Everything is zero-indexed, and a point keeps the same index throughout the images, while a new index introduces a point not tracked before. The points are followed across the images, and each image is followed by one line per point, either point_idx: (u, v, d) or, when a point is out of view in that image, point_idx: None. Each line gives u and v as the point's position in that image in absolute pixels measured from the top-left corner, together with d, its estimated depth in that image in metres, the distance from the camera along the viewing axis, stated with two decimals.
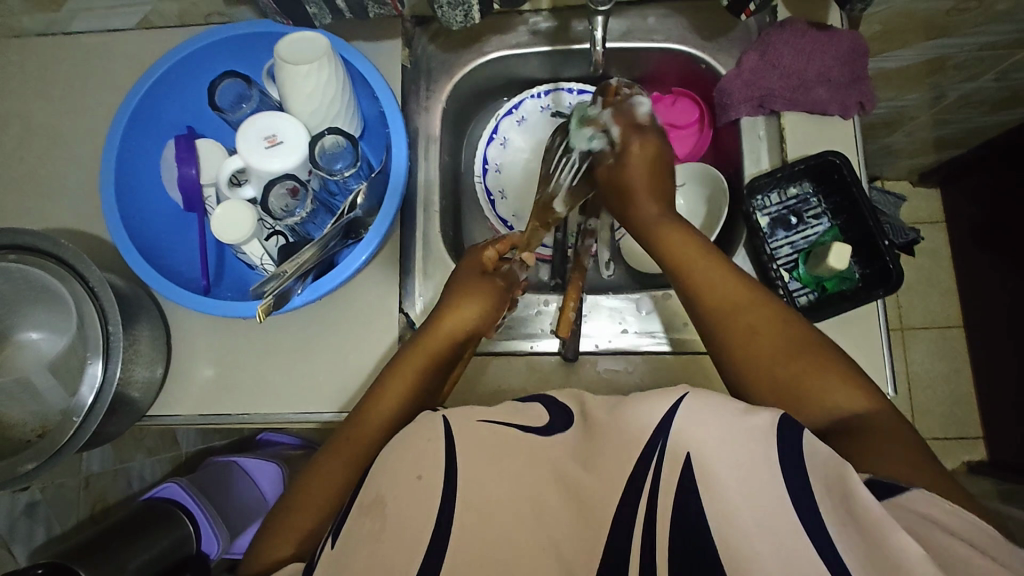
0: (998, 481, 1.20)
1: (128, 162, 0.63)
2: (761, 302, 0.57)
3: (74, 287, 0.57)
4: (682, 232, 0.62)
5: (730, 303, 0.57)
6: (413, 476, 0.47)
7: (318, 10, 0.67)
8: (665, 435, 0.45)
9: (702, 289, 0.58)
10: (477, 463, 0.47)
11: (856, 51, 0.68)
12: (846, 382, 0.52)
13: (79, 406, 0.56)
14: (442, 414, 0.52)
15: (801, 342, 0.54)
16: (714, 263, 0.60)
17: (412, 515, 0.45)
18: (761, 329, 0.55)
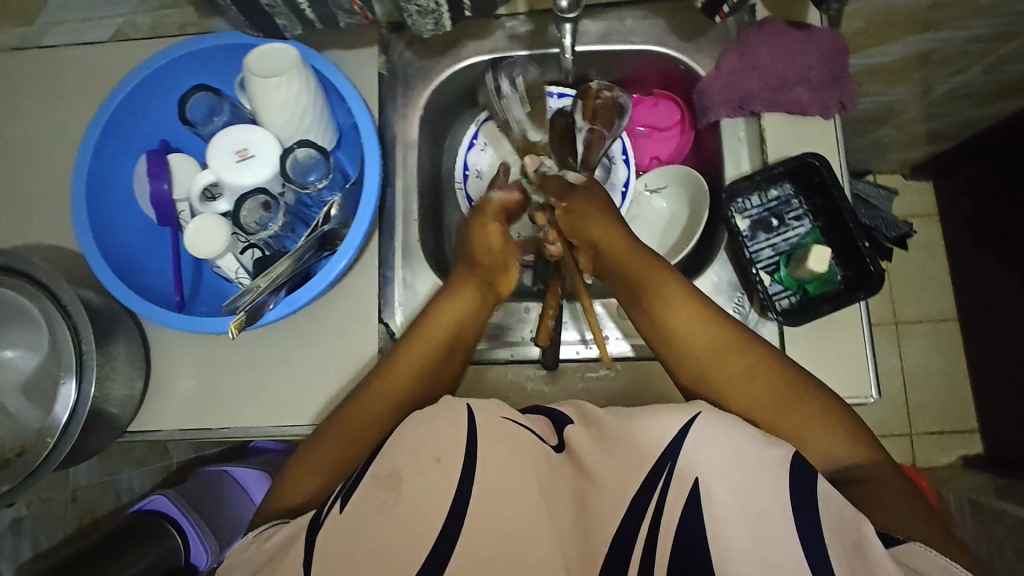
0: (994, 475, 1.19)
1: (99, 179, 0.63)
2: (746, 349, 0.57)
3: (47, 306, 0.57)
4: (660, 274, 0.60)
5: (718, 352, 0.57)
6: (431, 459, 0.49)
7: (287, 23, 0.65)
8: (673, 459, 0.48)
9: (691, 350, 0.58)
10: (497, 451, 0.49)
11: (835, 49, 0.68)
12: (849, 437, 0.54)
13: (53, 425, 0.56)
14: (464, 403, 0.52)
15: (794, 390, 0.55)
16: (697, 310, 0.58)
17: (425, 495, 0.48)
18: (751, 380, 0.56)
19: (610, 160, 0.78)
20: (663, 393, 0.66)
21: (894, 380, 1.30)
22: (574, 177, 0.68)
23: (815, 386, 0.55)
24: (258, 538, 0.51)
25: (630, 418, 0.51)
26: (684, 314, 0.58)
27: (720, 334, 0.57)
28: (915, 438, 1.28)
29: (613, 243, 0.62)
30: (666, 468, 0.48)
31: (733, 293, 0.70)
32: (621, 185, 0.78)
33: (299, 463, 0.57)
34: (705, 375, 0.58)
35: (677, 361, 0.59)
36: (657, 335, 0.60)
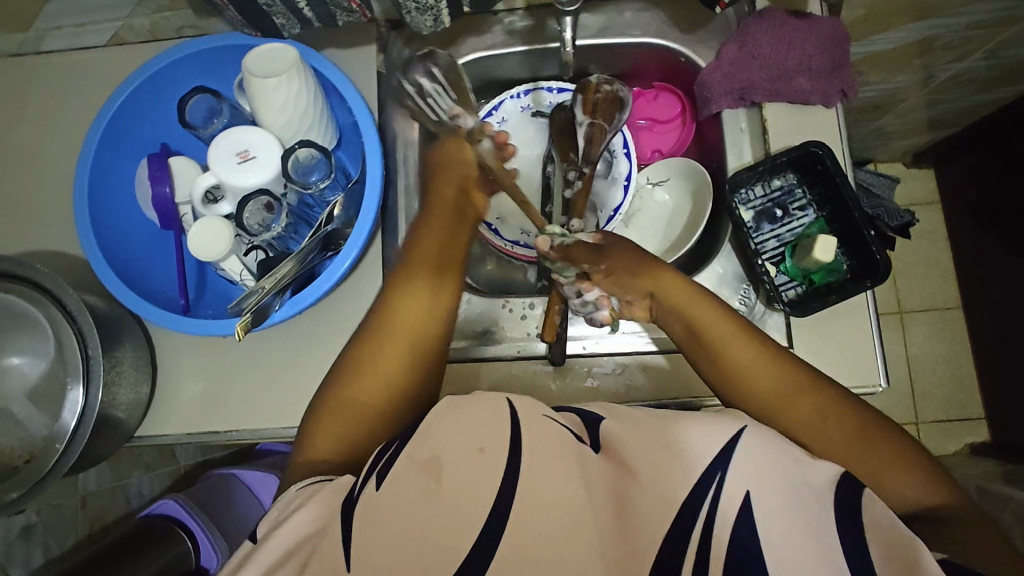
0: (1001, 462, 1.18)
1: (102, 183, 0.62)
2: (814, 392, 0.54)
3: (52, 312, 0.57)
4: (716, 313, 0.59)
5: (786, 399, 0.54)
6: (474, 450, 0.46)
7: (286, 21, 0.66)
8: (723, 468, 0.44)
9: (756, 382, 0.55)
10: (541, 449, 0.46)
11: (836, 38, 0.67)
12: (927, 477, 0.50)
13: (61, 431, 0.56)
14: (506, 399, 0.50)
15: (870, 433, 0.52)
16: (762, 354, 0.56)
17: (462, 490, 0.44)
18: (824, 425, 0.52)
19: (611, 155, 0.78)
20: (670, 385, 0.66)
21: (899, 369, 1.30)
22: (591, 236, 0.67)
23: (883, 419, 0.53)
24: (292, 508, 0.47)
25: (666, 428, 0.48)
26: (747, 355, 0.56)
27: (787, 369, 0.55)
28: (921, 427, 1.28)
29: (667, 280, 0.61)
30: (718, 477, 0.44)
31: (739, 284, 0.69)
32: (623, 178, 0.78)
33: (311, 423, 0.56)
34: (776, 411, 0.54)
35: (740, 394, 0.56)
36: (720, 380, 0.57)
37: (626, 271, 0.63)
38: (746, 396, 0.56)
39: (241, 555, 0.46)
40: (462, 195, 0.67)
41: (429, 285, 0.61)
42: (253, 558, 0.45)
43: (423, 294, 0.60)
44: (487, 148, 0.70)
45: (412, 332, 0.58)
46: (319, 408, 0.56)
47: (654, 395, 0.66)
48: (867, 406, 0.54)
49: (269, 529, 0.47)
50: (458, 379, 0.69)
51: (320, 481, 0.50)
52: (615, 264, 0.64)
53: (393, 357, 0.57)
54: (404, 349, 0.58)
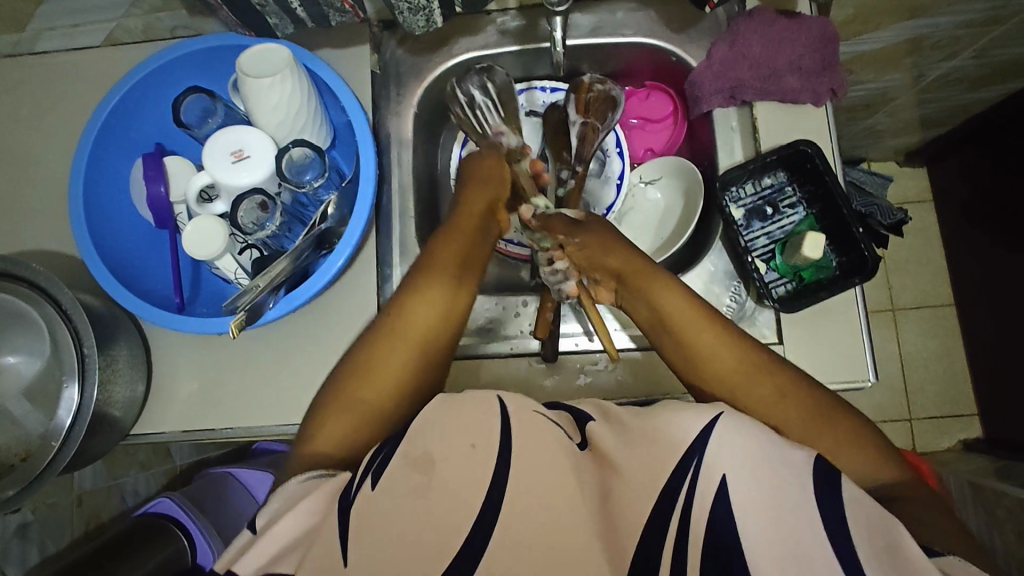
0: (993, 458, 1.19)
1: (96, 183, 0.63)
2: (771, 371, 0.54)
3: (47, 311, 0.57)
4: (669, 289, 0.59)
5: (742, 376, 0.55)
6: (466, 445, 0.46)
7: (279, 21, 0.66)
8: (700, 453, 0.45)
9: (710, 364, 0.56)
10: (534, 443, 0.47)
11: (825, 36, 0.68)
12: (876, 456, 0.51)
13: (57, 429, 0.56)
14: (496, 395, 0.50)
15: (823, 412, 0.52)
16: (718, 331, 0.57)
17: (454, 487, 0.45)
18: (778, 403, 0.53)
19: (604, 153, 0.79)
20: (662, 383, 0.66)
21: (892, 367, 1.31)
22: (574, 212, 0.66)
23: (837, 400, 0.53)
24: (292, 501, 0.47)
25: (654, 417, 0.48)
26: (705, 332, 0.57)
27: (745, 352, 0.55)
28: (915, 424, 1.29)
29: (628, 258, 0.62)
30: (694, 463, 0.45)
31: (730, 281, 0.70)
32: (616, 177, 0.79)
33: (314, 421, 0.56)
34: (730, 395, 0.55)
35: (694, 376, 0.57)
36: (676, 356, 0.58)
37: (586, 252, 0.64)
38: (700, 379, 0.56)
39: (241, 547, 0.46)
40: (492, 210, 0.67)
41: (448, 293, 0.60)
42: (251, 550, 0.45)
43: (444, 289, 0.60)
44: (523, 168, 0.71)
45: (427, 335, 0.58)
46: (335, 403, 0.56)
47: (647, 392, 0.67)
48: (822, 387, 0.54)
49: (268, 521, 0.47)
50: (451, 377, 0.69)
51: (320, 477, 0.49)
52: (588, 241, 0.63)
53: (408, 363, 0.57)
54: (417, 356, 0.58)
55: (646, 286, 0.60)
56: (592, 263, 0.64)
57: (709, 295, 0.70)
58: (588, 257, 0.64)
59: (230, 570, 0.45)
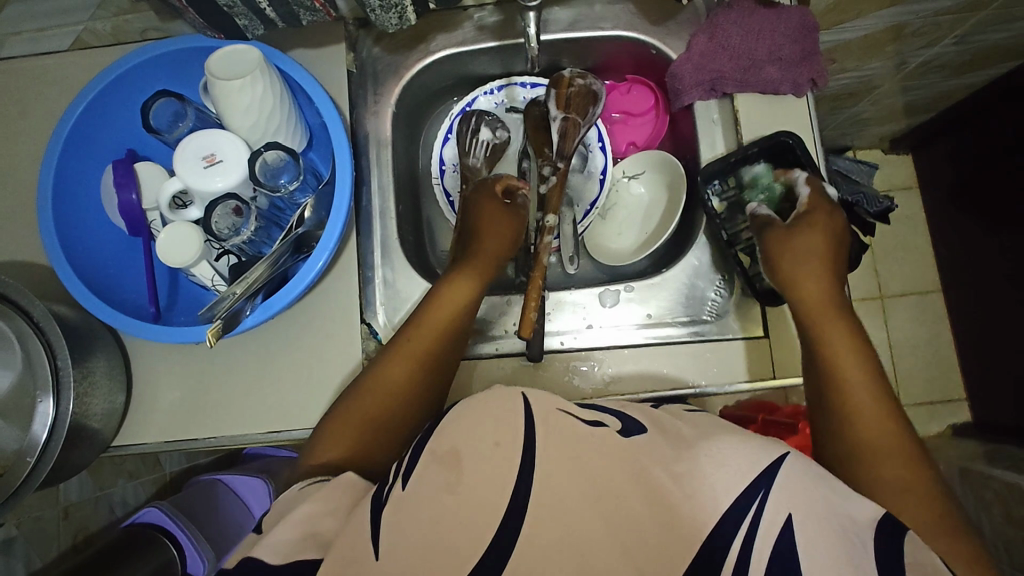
0: (983, 441, 1.20)
1: (66, 191, 0.61)
2: (912, 460, 0.50)
3: (18, 324, 0.56)
4: (849, 335, 0.56)
5: (878, 453, 0.51)
6: (490, 442, 0.44)
7: (248, 22, 0.62)
8: (766, 486, 0.43)
9: (858, 413, 0.53)
10: (551, 453, 0.44)
11: (805, 27, 0.68)
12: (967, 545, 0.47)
13: (31, 444, 0.55)
14: (520, 392, 0.49)
15: (945, 523, 0.48)
16: (884, 403, 0.53)
17: (483, 485, 0.43)
18: (898, 496, 0.49)
19: (586, 148, 0.79)
20: (652, 379, 0.66)
21: (883, 354, 1.31)
22: (803, 197, 0.62)
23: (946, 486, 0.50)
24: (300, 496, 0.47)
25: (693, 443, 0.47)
26: (867, 398, 0.53)
27: (885, 411, 0.52)
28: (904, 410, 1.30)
29: (808, 287, 0.58)
30: (761, 496, 0.43)
31: (715, 276, 0.70)
32: (599, 172, 0.78)
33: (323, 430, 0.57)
34: (858, 450, 0.52)
35: (828, 420, 0.54)
36: (823, 411, 0.55)
37: (785, 254, 0.60)
38: (835, 425, 0.53)
39: (249, 543, 0.44)
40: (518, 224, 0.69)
41: (476, 281, 0.64)
42: (270, 535, 0.43)
43: (468, 290, 0.63)
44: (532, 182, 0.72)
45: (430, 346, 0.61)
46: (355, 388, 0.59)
47: (636, 389, 0.66)
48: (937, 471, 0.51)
49: (278, 516, 0.46)
50: None
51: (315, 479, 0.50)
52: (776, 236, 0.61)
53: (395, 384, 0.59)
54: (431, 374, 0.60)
55: (819, 313, 0.57)
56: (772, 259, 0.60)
57: (693, 291, 0.70)
58: (784, 260, 0.60)
59: (245, 558, 0.42)
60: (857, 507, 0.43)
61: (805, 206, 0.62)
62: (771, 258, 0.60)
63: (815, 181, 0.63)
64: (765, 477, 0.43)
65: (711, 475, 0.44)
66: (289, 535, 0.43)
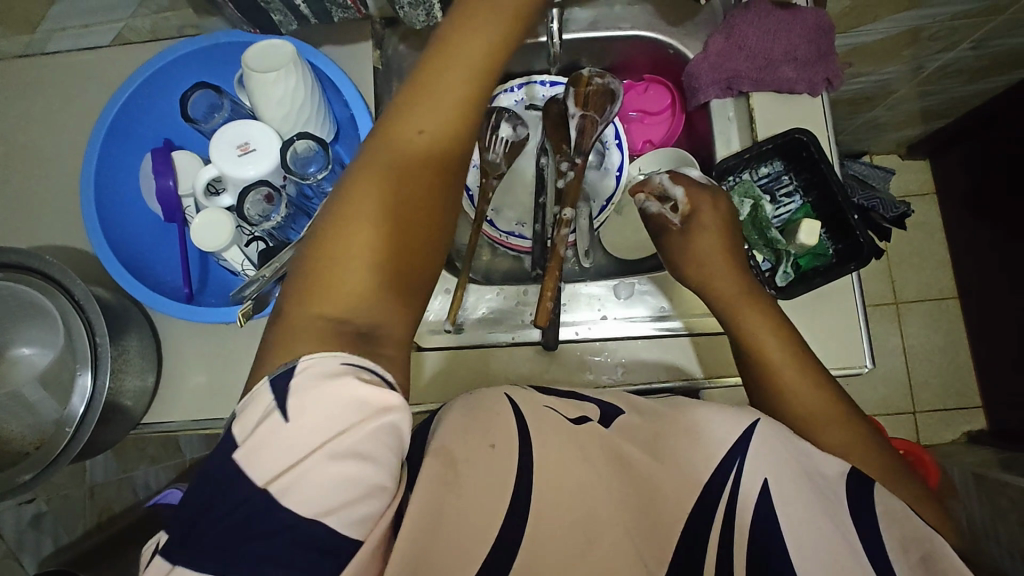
0: (997, 449, 1.20)
1: (107, 177, 0.64)
2: (843, 419, 0.56)
3: (61, 301, 0.59)
4: (761, 316, 0.61)
5: (814, 417, 0.56)
6: (486, 445, 0.49)
7: (283, 17, 0.68)
8: (743, 453, 0.49)
9: (791, 385, 0.57)
10: (546, 438, 0.51)
11: (821, 27, 0.69)
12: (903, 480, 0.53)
13: (70, 416, 0.58)
14: (505, 392, 0.55)
15: (891, 471, 0.54)
16: (805, 372, 0.58)
17: (484, 480, 0.48)
18: (846, 454, 0.54)
19: (603, 145, 0.80)
20: (661, 369, 0.67)
21: (897, 360, 1.31)
22: (681, 198, 0.67)
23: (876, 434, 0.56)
24: (336, 423, 0.40)
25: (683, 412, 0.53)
26: (792, 371, 0.58)
27: (808, 376, 0.58)
28: (918, 417, 1.29)
29: (717, 284, 0.63)
30: (737, 463, 0.49)
31: None
32: (615, 169, 0.80)
33: (310, 262, 0.47)
34: (799, 421, 0.56)
35: (764, 396, 0.59)
36: (758, 392, 0.59)
37: (690, 265, 0.65)
38: (772, 398, 0.58)
39: (276, 460, 0.39)
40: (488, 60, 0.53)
41: (390, 176, 0.49)
42: (304, 465, 0.39)
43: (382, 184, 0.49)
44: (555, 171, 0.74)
45: (440, 145, 0.51)
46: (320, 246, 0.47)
47: (647, 379, 0.67)
48: (863, 419, 0.57)
49: (313, 437, 0.40)
50: (455, 366, 0.69)
51: (346, 385, 0.41)
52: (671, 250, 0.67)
53: (386, 187, 0.49)
54: (434, 181, 0.50)
55: (734, 301, 0.62)
56: (680, 268, 0.66)
57: None
58: (695, 264, 0.64)
59: (274, 486, 0.38)
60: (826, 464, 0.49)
61: (687, 206, 0.66)
62: (678, 265, 0.66)
63: (684, 180, 0.67)
64: (741, 443, 0.49)
65: (700, 447, 0.50)
66: (326, 489, 0.39)
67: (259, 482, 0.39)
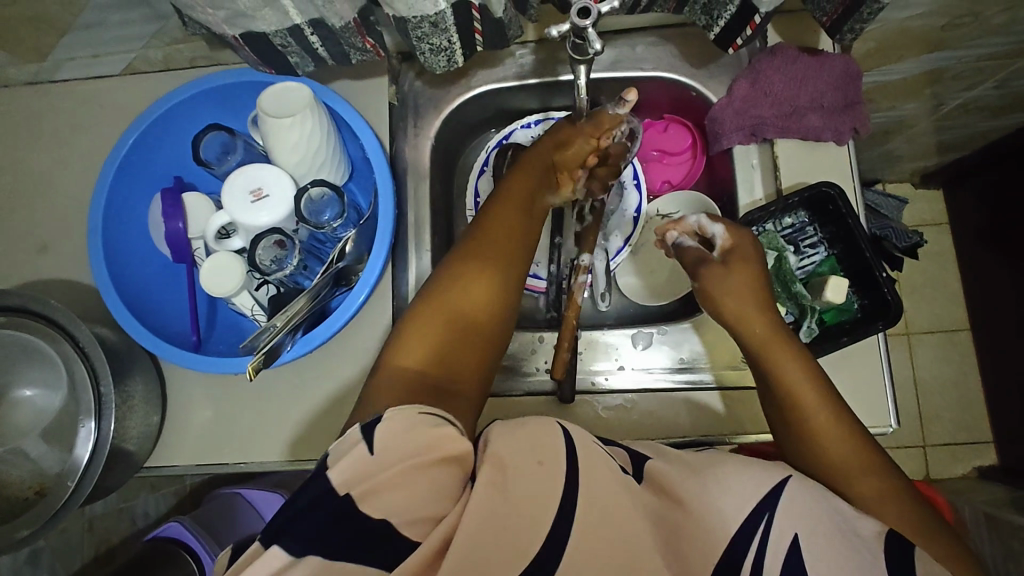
0: (1010, 488, 1.17)
1: (116, 218, 0.63)
2: (874, 470, 0.53)
3: (64, 348, 0.58)
4: (797, 360, 0.57)
5: (845, 467, 0.53)
6: (534, 462, 0.45)
7: (299, 58, 0.63)
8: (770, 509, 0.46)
9: (823, 436, 0.54)
10: (591, 470, 0.46)
11: (848, 74, 0.67)
12: (942, 540, 0.50)
13: (73, 467, 0.56)
14: (557, 421, 0.48)
15: (926, 528, 0.50)
16: (839, 418, 0.54)
17: (529, 502, 0.44)
18: (877, 506, 0.51)
19: (621, 184, 0.78)
20: (682, 424, 0.65)
21: (908, 393, 1.29)
22: (720, 234, 0.63)
23: (914, 488, 0.53)
24: (411, 446, 0.43)
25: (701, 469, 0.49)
26: (822, 417, 0.55)
27: (840, 426, 0.54)
28: (929, 450, 1.27)
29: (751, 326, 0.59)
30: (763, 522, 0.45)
31: None
32: (633, 210, 0.78)
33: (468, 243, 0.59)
34: (828, 473, 0.53)
35: (790, 444, 0.56)
36: (786, 434, 0.56)
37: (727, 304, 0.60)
38: (801, 447, 0.55)
39: (356, 471, 0.42)
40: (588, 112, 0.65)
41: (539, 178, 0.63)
42: (378, 478, 0.42)
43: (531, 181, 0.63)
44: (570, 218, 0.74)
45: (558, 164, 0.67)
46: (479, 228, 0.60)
47: (664, 433, 0.65)
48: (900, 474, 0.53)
49: (389, 457, 0.43)
50: None
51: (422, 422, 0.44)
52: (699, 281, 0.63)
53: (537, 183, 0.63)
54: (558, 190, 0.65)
55: (768, 344, 0.58)
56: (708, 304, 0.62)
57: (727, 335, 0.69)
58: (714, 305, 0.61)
59: (349, 494, 0.42)
60: (863, 522, 0.46)
61: (726, 241, 0.62)
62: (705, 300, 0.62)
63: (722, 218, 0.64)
64: (771, 498, 0.46)
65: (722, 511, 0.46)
66: (404, 502, 0.43)
67: (336, 487, 0.42)
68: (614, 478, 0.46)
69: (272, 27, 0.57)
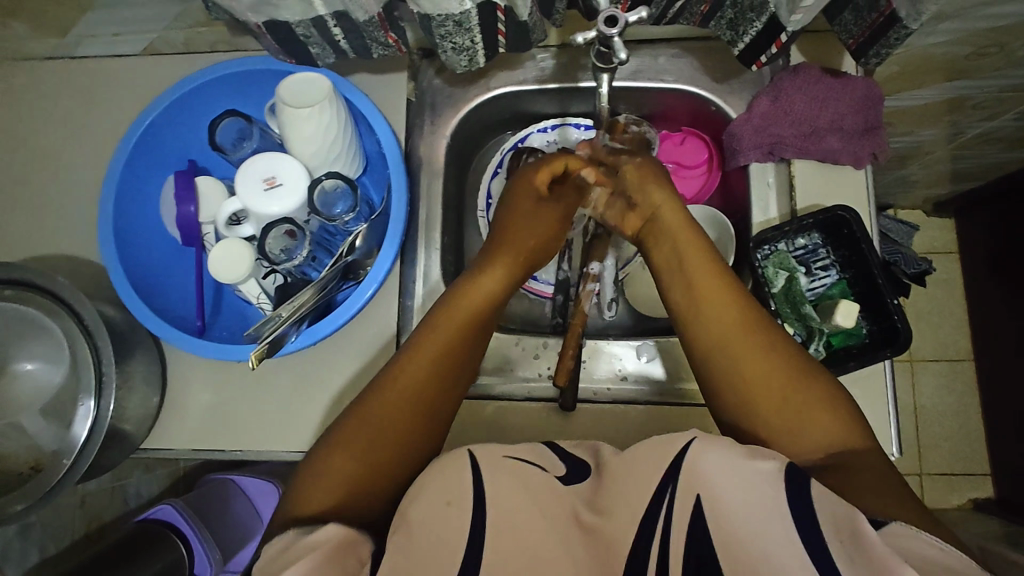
0: (1005, 521, 1.16)
1: (128, 198, 0.63)
2: (757, 337, 0.53)
3: (69, 325, 0.57)
4: (696, 242, 0.59)
5: (726, 332, 0.53)
6: (442, 501, 0.44)
7: (321, 50, 0.62)
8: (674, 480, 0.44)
9: (711, 306, 0.55)
10: (503, 489, 0.45)
11: (869, 97, 0.67)
12: (819, 407, 0.50)
13: (71, 445, 0.56)
14: (465, 449, 0.48)
15: (795, 388, 0.50)
16: (729, 292, 0.55)
17: (438, 544, 0.42)
18: (751, 366, 0.51)
19: None
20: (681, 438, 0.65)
21: (908, 420, 1.28)
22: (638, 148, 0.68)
23: (799, 354, 0.53)
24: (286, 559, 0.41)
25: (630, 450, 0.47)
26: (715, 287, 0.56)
27: (728, 294, 0.55)
28: (925, 478, 1.26)
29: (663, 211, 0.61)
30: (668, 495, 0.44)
31: None
32: None
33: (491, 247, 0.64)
34: (710, 342, 0.54)
35: (683, 319, 0.56)
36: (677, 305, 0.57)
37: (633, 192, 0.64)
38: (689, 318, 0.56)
39: None
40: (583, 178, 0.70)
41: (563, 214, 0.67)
42: None
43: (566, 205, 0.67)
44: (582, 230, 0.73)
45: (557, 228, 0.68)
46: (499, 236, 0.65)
47: None
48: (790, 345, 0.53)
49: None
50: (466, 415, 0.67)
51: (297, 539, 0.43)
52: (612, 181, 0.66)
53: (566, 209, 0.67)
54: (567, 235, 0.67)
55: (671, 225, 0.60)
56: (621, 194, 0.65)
57: None
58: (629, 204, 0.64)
59: None
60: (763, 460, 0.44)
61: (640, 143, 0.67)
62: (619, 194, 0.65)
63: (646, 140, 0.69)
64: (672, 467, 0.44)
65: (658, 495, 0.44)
66: None
67: None
68: (615, 491, 0.46)
69: (296, 17, 0.57)
